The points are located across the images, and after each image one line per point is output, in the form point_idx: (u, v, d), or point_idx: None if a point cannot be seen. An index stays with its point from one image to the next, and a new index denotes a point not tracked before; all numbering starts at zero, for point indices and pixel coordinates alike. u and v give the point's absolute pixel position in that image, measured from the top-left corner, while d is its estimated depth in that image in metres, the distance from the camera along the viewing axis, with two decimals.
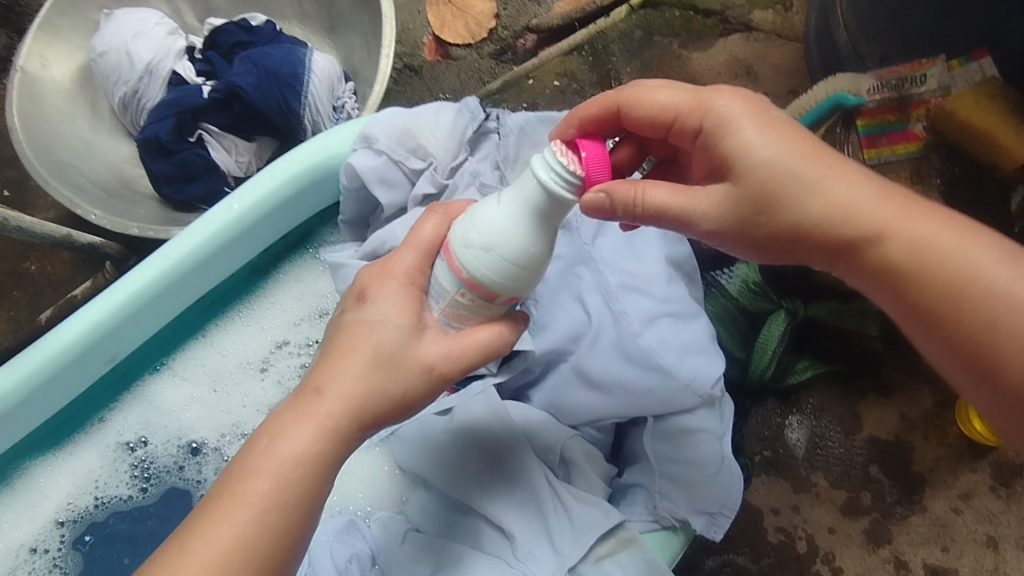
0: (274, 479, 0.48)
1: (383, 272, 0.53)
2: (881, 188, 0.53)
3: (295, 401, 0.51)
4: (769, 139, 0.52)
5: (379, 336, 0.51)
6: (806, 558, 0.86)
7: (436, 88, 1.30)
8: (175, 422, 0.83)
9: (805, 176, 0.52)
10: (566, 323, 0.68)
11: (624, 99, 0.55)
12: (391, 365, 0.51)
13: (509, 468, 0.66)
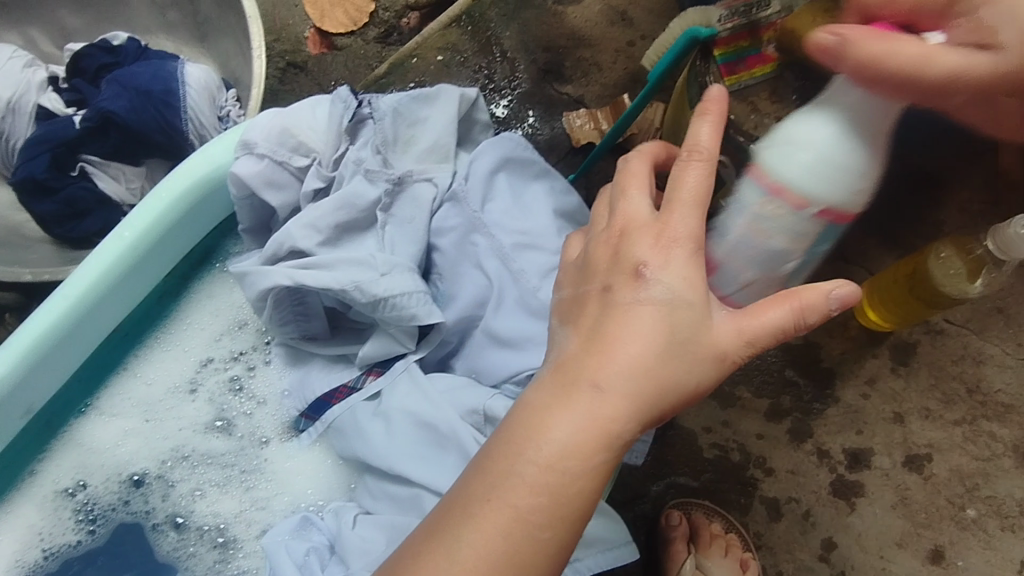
0: (578, 420, 0.47)
1: (660, 244, 0.49)
2: (655, 334, 0.47)
3: (549, 396, 0.48)
4: (671, 276, 0.48)
5: (672, 306, 0.47)
6: (741, 466, 0.92)
7: (325, 81, 1.28)
8: (113, 459, 0.82)
9: (690, 304, 0.48)
10: (472, 290, 0.72)
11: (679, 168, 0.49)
12: (683, 345, 0.48)
13: (440, 436, 0.69)
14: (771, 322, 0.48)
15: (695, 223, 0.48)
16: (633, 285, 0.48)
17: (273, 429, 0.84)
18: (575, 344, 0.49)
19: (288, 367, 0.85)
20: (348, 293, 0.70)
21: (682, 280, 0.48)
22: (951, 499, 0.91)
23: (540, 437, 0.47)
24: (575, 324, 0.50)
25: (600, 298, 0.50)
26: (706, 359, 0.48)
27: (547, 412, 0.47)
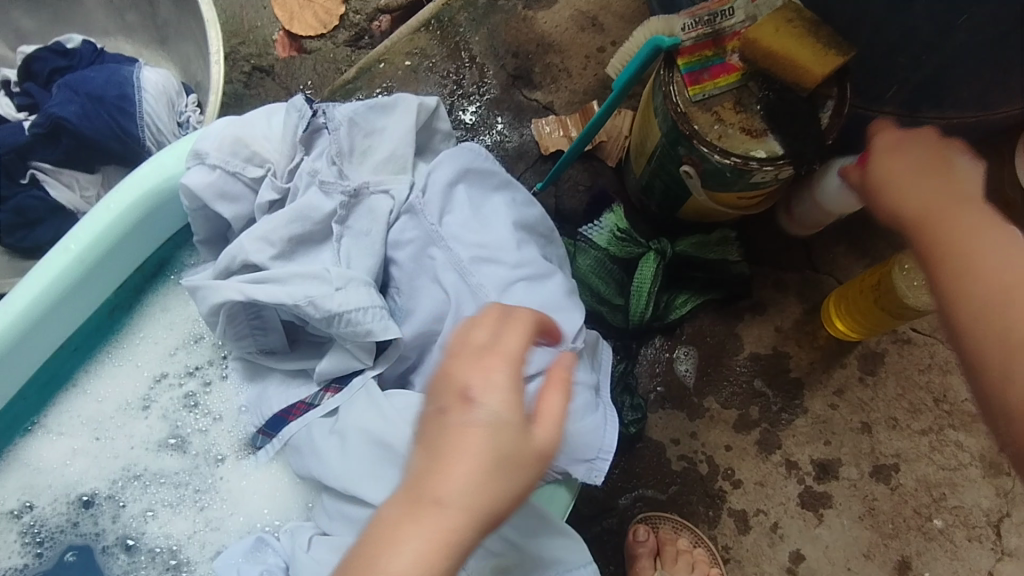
0: (422, 542, 0.43)
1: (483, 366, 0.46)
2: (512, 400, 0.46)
3: (394, 511, 0.44)
4: (503, 403, 0.45)
5: (494, 434, 0.45)
6: (709, 478, 0.92)
7: (293, 86, 1.26)
8: (60, 480, 0.80)
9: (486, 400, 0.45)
10: (429, 306, 0.71)
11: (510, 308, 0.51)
12: (516, 458, 0.45)
13: (396, 455, 0.68)
14: (555, 411, 0.48)
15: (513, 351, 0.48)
16: (463, 409, 0.45)
17: (229, 446, 0.82)
18: (420, 457, 0.45)
19: (245, 382, 0.83)
20: (302, 309, 0.68)
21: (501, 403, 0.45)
22: (918, 509, 0.91)
23: (390, 548, 0.43)
24: (426, 447, 0.45)
25: (431, 418, 0.46)
26: (529, 466, 0.46)
27: (397, 532, 0.43)
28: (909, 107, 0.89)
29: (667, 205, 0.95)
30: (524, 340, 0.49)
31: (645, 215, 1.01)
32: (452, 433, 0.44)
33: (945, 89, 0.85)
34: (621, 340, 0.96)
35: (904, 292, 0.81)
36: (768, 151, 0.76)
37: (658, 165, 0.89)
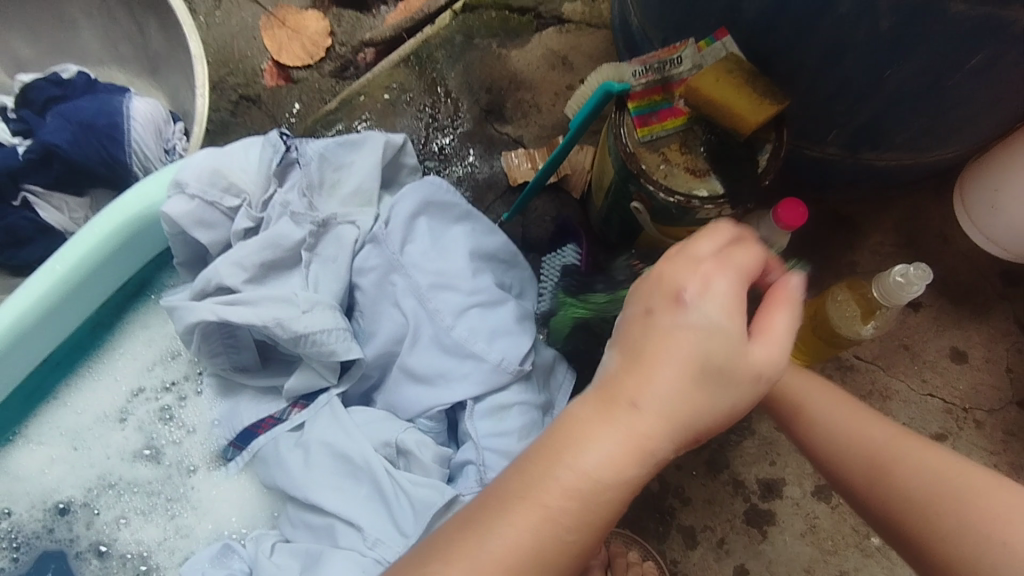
0: (601, 456, 0.45)
1: (678, 311, 0.47)
2: (676, 383, 0.46)
3: (586, 411, 0.46)
4: (672, 383, 0.45)
5: (710, 334, 0.46)
6: (660, 495, 0.96)
7: (279, 114, 1.32)
8: (37, 487, 0.84)
9: (669, 347, 0.46)
10: (390, 328, 0.76)
11: (668, 263, 0.48)
12: (721, 372, 0.46)
13: (353, 467, 0.72)
14: (662, 393, 0.45)
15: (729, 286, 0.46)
16: (675, 309, 0.47)
17: (201, 458, 0.86)
18: (620, 362, 0.47)
19: (218, 397, 0.87)
20: (270, 330, 0.73)
21: (722, 304, 0.46)
22: (856, 527, 0.96)
23: (583, 444, 0.45)
24: (629, 351, 0.47)
25: (639, 320, 0.48)
26: (739, 381, 0.46)
27: (586, 435, 0.46)
28: (849, 148, 0.95)
29: (624, 236, 1.01)
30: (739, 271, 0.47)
31: (606, 245, 1.07)
32: (562, 417, 0.47)
33: (878, 134, 0.91)
34: (579, 362, 1.02)
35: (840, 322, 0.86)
36: (710, 190, 0.82)
37: (614, 198, 0.95)
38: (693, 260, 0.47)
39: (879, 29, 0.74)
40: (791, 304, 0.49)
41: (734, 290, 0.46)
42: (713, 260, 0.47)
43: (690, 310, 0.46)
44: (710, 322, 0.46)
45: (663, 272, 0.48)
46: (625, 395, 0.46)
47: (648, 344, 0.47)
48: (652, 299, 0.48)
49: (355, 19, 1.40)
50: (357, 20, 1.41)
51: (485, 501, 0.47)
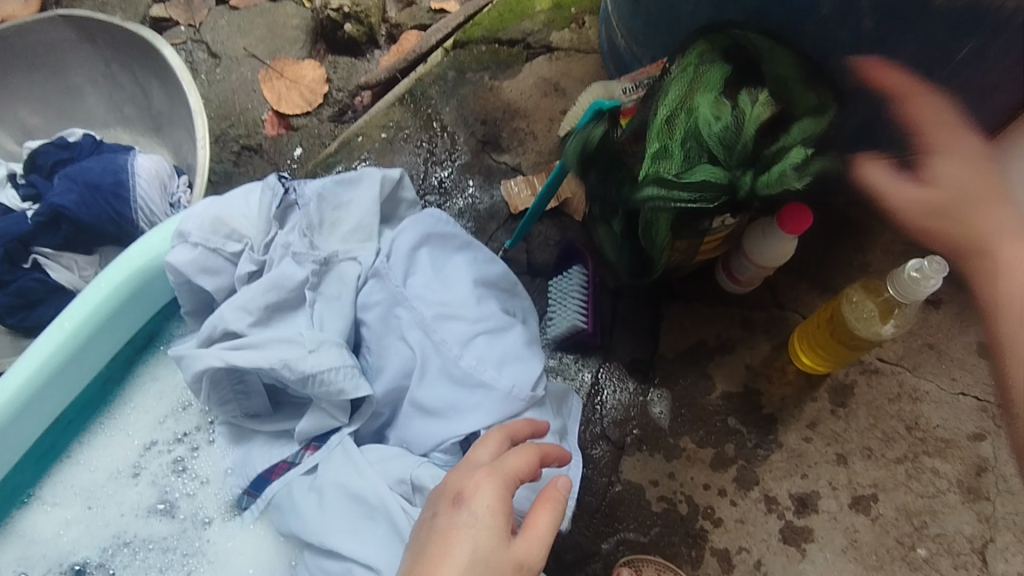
0: None
1: (472, 494, 0.54)
2: (484, 554, 0.51)
3: None
4: (473, 545, 0.51)
5: (479, 531, 0.52)
6: (690, 517, 0.93)
7: (281, 161, 1.34)
8: (53, 549, 0.84)
9: (469, 528, 0.52)
10: (398, 361, 0.75)
11: (455, 476, 0.56)
12: (489, 563, 0.51)
13: (369, 507, 0.70)
14: (505, 547, 0.52)
15: (495, 492, 0.54)
16: (452, 509, 0.53)
17: (216, 509, 0.84)
18: (415, 561, 0.52)
19: (231, 445, 0.86)
20: (277, 370, 0.72)
21: (488, 508, 0.53)
22: (900, 538, 0.92)
23: None
24: (431, 543, 0.52)
25: (430, 527, 0.54)
26: (506, 568, 0.51)
27: None
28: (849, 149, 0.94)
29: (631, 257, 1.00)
30: (505, 484, 0.55)
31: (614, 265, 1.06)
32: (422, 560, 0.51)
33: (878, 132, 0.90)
34: (594, 386, 1.01)
35: (856, 325, 0.85)
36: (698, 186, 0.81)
37: (614, 219, 0.93)
38: (473, 470, 0.56)
39: (862, 29, 0.74)
40: (553, 504, 0.55)
41: (491, 494, 0.54)
42: (488, 468, 0.56)
43: (462, 517, 0.53)
44: (478, 526, 0.52)
45: (451, 478, 0.56)
46: (450, 551, 0.51)
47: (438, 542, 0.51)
48: (453, 490, 0.55)
49: (350, 65, 1.44)
50: (352, 66, 1.44)
51: None
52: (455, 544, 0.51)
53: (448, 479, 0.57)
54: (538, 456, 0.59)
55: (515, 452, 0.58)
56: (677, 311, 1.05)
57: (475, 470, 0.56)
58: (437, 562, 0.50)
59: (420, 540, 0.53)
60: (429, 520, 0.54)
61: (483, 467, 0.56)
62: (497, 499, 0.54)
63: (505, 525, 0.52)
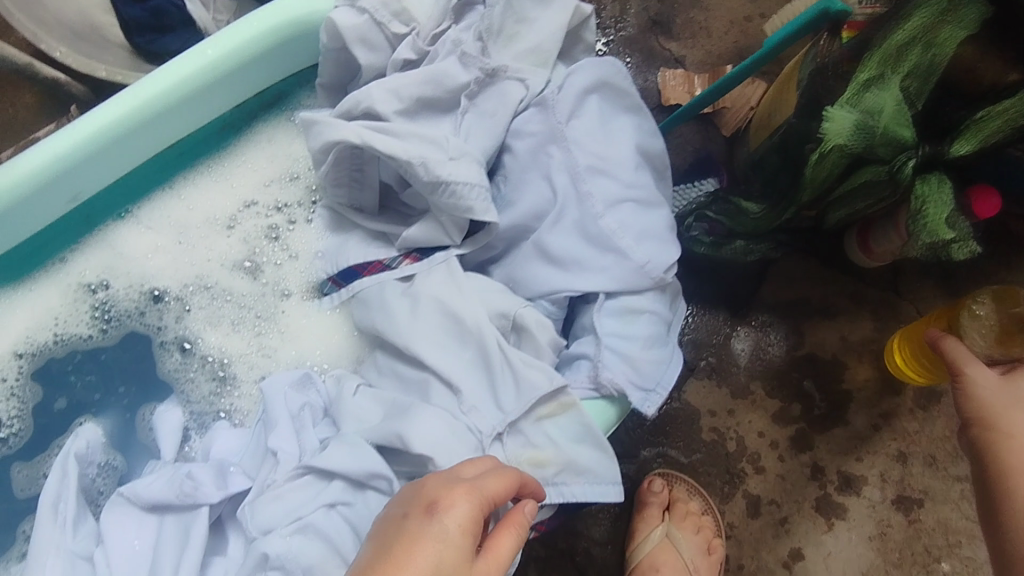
0: None
1: (444, 508, 0.49)
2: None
3: None
4: (432, 562, 0.46)
5: (443, 548, 0.47)
6: (734, 456, 0.92)
7: None
8: (137, 268, 0.85)
9: (433, 544, 0.47)
10: (533, 200, 0.71)
11: (428, 486, 0.51)
12: None
13: (463, 329, 0.68)
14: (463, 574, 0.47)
15: (467, 512, 0.49)
16: (421, 518, 0.48)
17: (297, 286, 0.84)
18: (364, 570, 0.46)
19: (328, 231, 0.84)
20: (412, 167, 0.69)
21: (458, 526, 0.48)
22: (929, 548, 0.91)
23: None
24: (384, 553, 0.47)
25: (387, 535, 0.48)
26: None
27: None
28: None
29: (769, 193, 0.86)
30: (477, 504, 0.50)
31: None
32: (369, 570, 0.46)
33: None
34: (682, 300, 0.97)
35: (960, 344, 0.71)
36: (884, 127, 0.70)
37: (780, 141, 0.82)
38: (452, 483, 0.51)
39: None
40: (518, 529, 0.51)
41: (466, 515, 0.49)
42: (465, 484, 0.51)
43: (437, 528, 0.47)
44: (446, 542, 0.47)
45: (422, 486, 0.51)
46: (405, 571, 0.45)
47: (398, 556, 0.46)
48: (427, 498, 0.50)
49: None
50: None
51: None
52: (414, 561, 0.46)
53: (418, 490, 0.52)
54: (518, 481, 0.55)
55: (495, 472, 0.53)
56: (787, 265, 0.99)
57: (452, 483, 0.51)
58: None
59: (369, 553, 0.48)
60: (387, 528, 0.49)
61: (455, 483, 0.51)
62: (468, 522, 0.49)
63: (470, 550, 0.48)
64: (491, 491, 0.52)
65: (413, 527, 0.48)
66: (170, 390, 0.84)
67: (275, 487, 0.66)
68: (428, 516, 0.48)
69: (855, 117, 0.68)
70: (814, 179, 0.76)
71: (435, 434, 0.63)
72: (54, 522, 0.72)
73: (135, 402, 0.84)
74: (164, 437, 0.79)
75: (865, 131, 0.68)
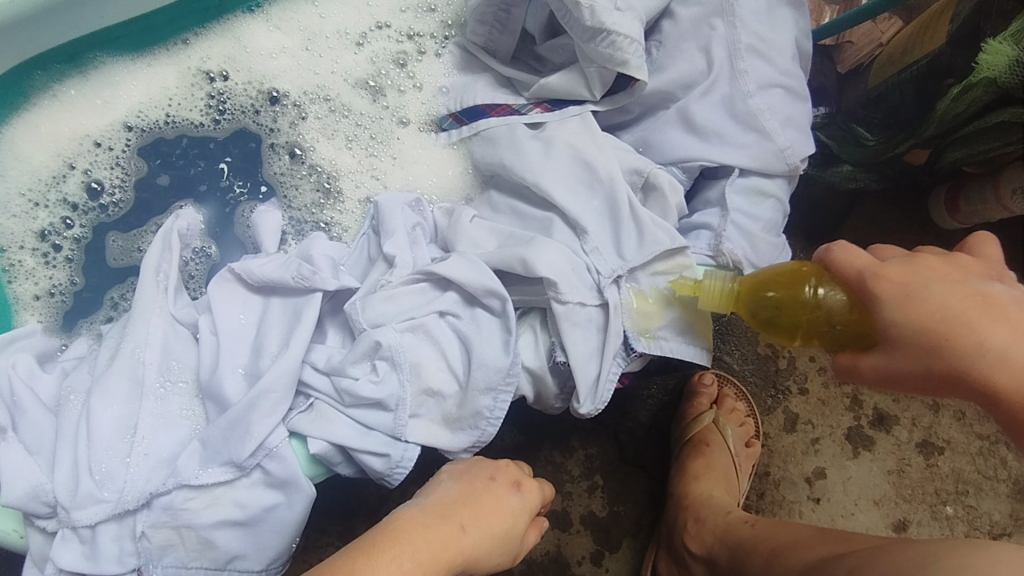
0: (449, 530, 0.63)
1: (518, 473, 0.73)
2: (515, 504, 0.70)
3: (429, 524, 0.62)
4: (512, 503, 0.70)
5: (519, 507, 0.70)
6: (783, 372, 0.97)
7: None
8: (258, 65, 0.85)
9: (512, 500, 0.70)
10: (684, 68, 0.72)
11: (504, 468, 0.73)
12: (518, 531, 0.70)
13: (594, 178, 0.70)
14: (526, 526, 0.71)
15: (528, 504, 0.72)
16: (506, 490, 0.70)
17: (416, 115, 0.84)
18: (461, 499, 0.66)
19: (456, 69, 0.84)
20: (578, 10, 0.69)
21: (530, 502, 0.72)
22: (939, 491, 0.96)
23: (428, 529, 0.62)
24: (474, 497, 0.67)
25: (478, 486, 0.69)
26: (525, 526, 0.71)
27: (428, 528, 0.62)
28: None
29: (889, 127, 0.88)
30: (536, 502, 0.73)
31: None
32: (468, 491, 0.67)
33: None
34: None
35: (843, 325, 0.56)
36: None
37: (913, 76, 0.82)
38: (524, 474, 0.74)
39: None
40: (541, 523, 0.76)
41: (536, 503, 0.73)
42: (534, 480, 0.75)
43: (511, 500, 0.70)
44: (515, 511, 0.70)
45: (503, 467, 0.73)
46: (494, 496, 0.69)
47: (482, 500, 0.68)
48: (514, 478, 0.72)
49: None
50: None
51: (398, 523, 0.62)
52: (506, 479, 0.71)
53: (500, 465, 0.73)
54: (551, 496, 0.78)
55: (547, 484, 0.78)
56: (870, 206, 1.01)
57: (529, 478, 0.75)
58: (479, 500, 0.67)
59: (458, 496, 0.66)
60: (474, 476, 0.70)
61: (522, 471, 0.74)
62: (530, 503, 0.72)
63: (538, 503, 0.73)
64: (540, 486, 0.75)
65: (497, 475, 0.71)
66: (273, 193, 0.85)
67: (390, 287, 0.67)
68: (502, 494, 0.70)
69: (1015, 54, 0.69)
70: (942, 120, 0.79)
71: (558, 264, 0.65)
72: (158, 286, 0.74)
73: (236, 198, 0.85)
74: (264, 231, 0.79)
75: (1023, 68, 0.69)
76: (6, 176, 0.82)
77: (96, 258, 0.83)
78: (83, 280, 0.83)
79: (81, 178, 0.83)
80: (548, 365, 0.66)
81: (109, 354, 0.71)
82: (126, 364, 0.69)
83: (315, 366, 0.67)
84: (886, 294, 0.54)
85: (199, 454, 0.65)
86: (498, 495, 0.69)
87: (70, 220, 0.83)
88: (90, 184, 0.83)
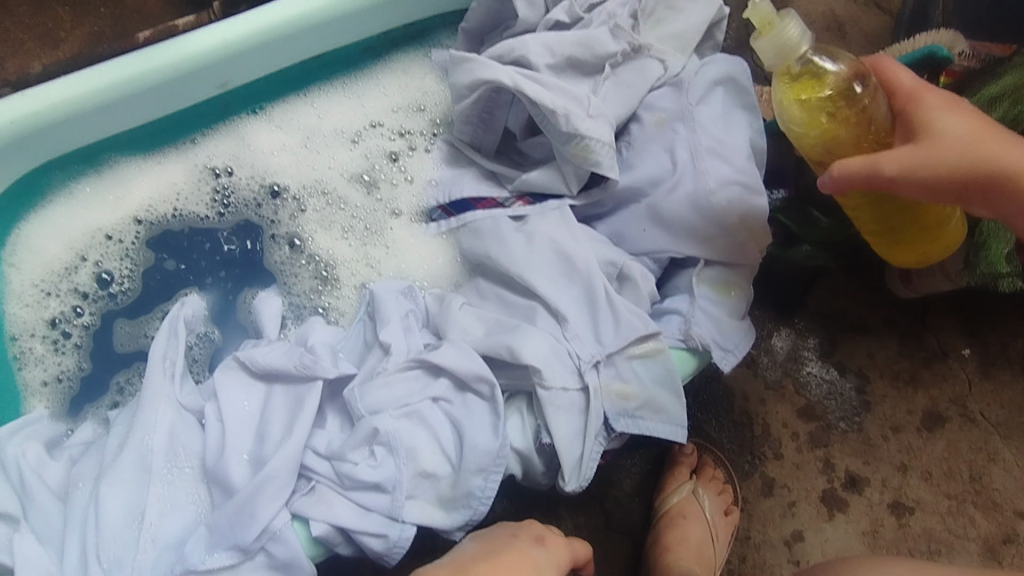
0: None
1: (539, 529, 0.78)
2: (539, 556, 0.74)
3: None
4: (537, 555, 0.74)
5: (541, 559, 0.74)
6: (758, 439, 1.02)
7: None
8: (260, 162, 0.92)
9: (537, 553, 0.74)
10: (652, 168, 0.79)
11: (527, 524, 0.78)
12: None
13: (573, 270, 0.76)
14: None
15: (553, 558, 0.75)
16: (527, 543, 0.75)
17: (408, 207, 0.91)
18: (482, 555, 0.71)
19: (443, 163, 0.92)
20: (555, 118, 0.77)
21: (554, 554, 0.76)
22: (912, 551, 1.00)
23: None
24: (497, 552, 0.72)
25: (501, 543, 0.74)
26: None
27: None
28: None
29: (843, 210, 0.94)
30: (562, 556, 0.77)
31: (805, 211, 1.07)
32: (490, 547, 0.72)
33: None
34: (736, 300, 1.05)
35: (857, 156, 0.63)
36: None
37: None
38: (550, 529, 0.79)
39: None
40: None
41: (562, 558, 0.76)
42: (560, 535, 0.79)
43: (535, 553, 0.74)
44: (539, 564, 0.73)
45: (525, 524, 0.78)
46: (520, 551, 0.73)
47: (506, 555, 0.72)
48: (536, 533, 0.77)
49: None
50: None
51: None
52: (528, 534, 0.76)
53: (524, 523, 0.78)
54: (586, 552, 0.82)
55: (579, 543, 0.82)
56: (833, 279, 1.06)
57: (556, 535, 0.79)
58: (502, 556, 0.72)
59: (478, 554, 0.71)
60: (497, 536, 0.75)
61: (545, 527, 0.79)
62: (552, 555, 0.75)
63: (564, 556, 0.77)
64: (568, 540, 0.79)
65: (518, 531, 0.76)
66: (273, 280, 0.90)
67: (387, 375, 0.72)
68: (525, 548, 0.74)
69: None
70: None
71: (542, 351, 0.71)
72: (165, 374, 0.79)
73: (238, 285, 0.91)
74: (267, 316, 0.84)
75: None
76: (21, 268, 0.87)
77: (103, 345, 0.88)
78: (90, 366, 0.87)
79: (92, 269, 0.89)
80: (535, 445, 0.71)
81: (118, 440, 0.75)
82: (135, 452, 0.72)
83: (316, 451, 0.71)
84: (932, 101, 0.62)
85: (205, 539, 0.69)
86: (523, 551, 0.73)
87: (80, 309, 0.88)
88: (100, 274, 0.89)
